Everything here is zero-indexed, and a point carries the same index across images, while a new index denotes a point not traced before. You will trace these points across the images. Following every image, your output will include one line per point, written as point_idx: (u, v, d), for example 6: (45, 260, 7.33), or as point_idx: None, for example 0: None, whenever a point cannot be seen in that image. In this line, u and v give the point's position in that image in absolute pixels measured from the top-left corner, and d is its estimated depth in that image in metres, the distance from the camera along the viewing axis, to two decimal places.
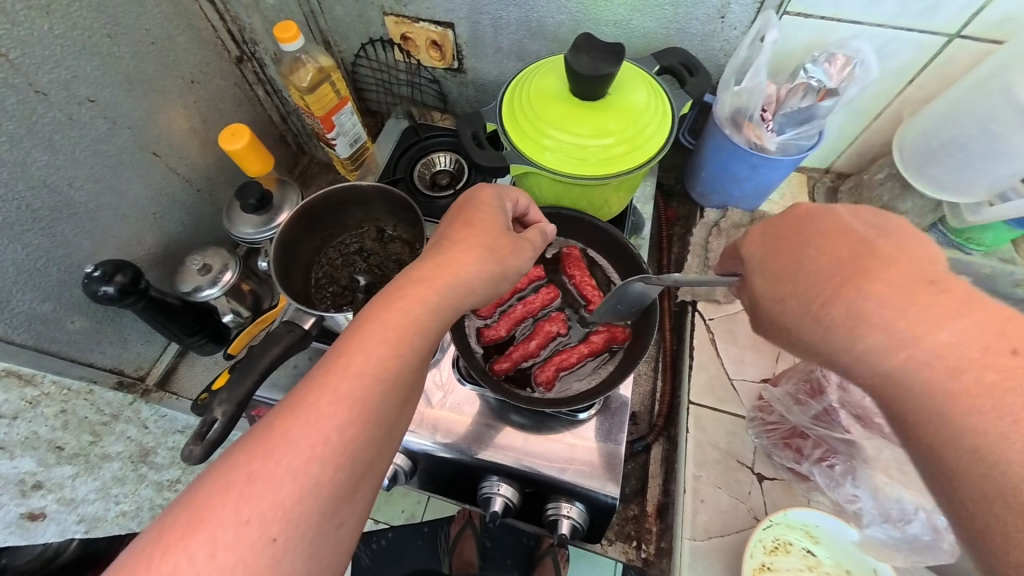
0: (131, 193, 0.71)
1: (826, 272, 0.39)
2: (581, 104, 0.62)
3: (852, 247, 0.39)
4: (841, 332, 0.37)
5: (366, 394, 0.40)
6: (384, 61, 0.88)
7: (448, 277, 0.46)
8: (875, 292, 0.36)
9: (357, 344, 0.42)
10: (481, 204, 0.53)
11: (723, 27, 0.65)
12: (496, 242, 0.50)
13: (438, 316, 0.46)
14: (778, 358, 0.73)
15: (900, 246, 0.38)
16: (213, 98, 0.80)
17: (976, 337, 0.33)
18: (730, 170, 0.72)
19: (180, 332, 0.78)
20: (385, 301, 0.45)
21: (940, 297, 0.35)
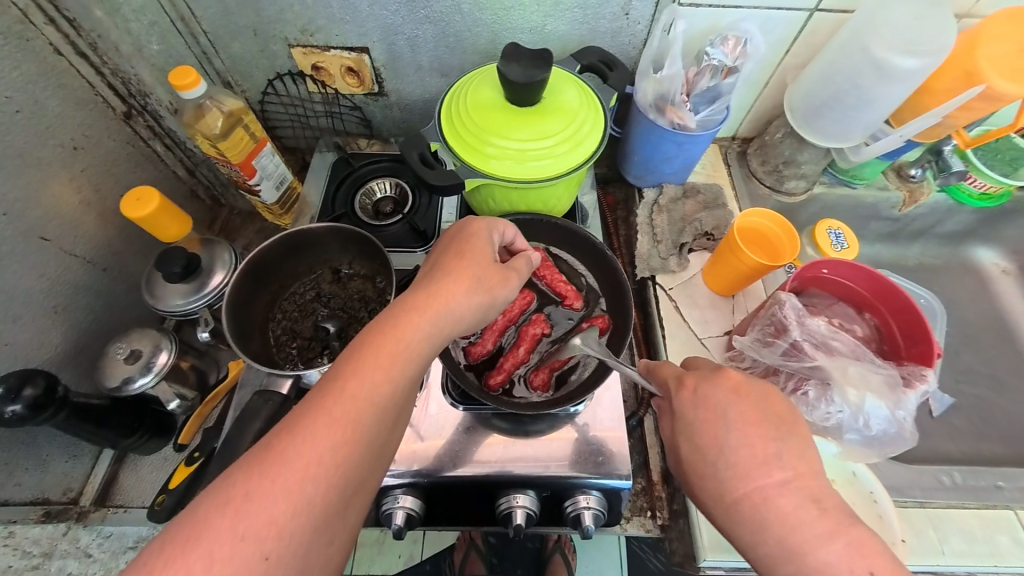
0: (22, 290, 0.60)
1: (739, 467, 0.44)
2: (519, 110, 0.63)
3: (760, 434, 0.45)
4: (747, 529, 0.43)
5: (360, 417, 0.41)
6: (297, 94, 0.83)
7: (440, 306, 0.47)
8: (775, 499, 0.42)
9: (352, 368, 0.42)
10: (473, 234, 0.53)
11: (629, 23, 0.71)
12: (485, 273, 0.50)
13: (430, 343, 0.46)
14: (734, 310, 0.78)
15: (797, 454, 0.44)
16: (103, 163, 0.69)
17: (854, 564, 0.38)
18: (659, 151, 0.77)
19: (115, 435, 0.67)
20: (383, 329, 0.44)
21: (828, 518, 0.40)
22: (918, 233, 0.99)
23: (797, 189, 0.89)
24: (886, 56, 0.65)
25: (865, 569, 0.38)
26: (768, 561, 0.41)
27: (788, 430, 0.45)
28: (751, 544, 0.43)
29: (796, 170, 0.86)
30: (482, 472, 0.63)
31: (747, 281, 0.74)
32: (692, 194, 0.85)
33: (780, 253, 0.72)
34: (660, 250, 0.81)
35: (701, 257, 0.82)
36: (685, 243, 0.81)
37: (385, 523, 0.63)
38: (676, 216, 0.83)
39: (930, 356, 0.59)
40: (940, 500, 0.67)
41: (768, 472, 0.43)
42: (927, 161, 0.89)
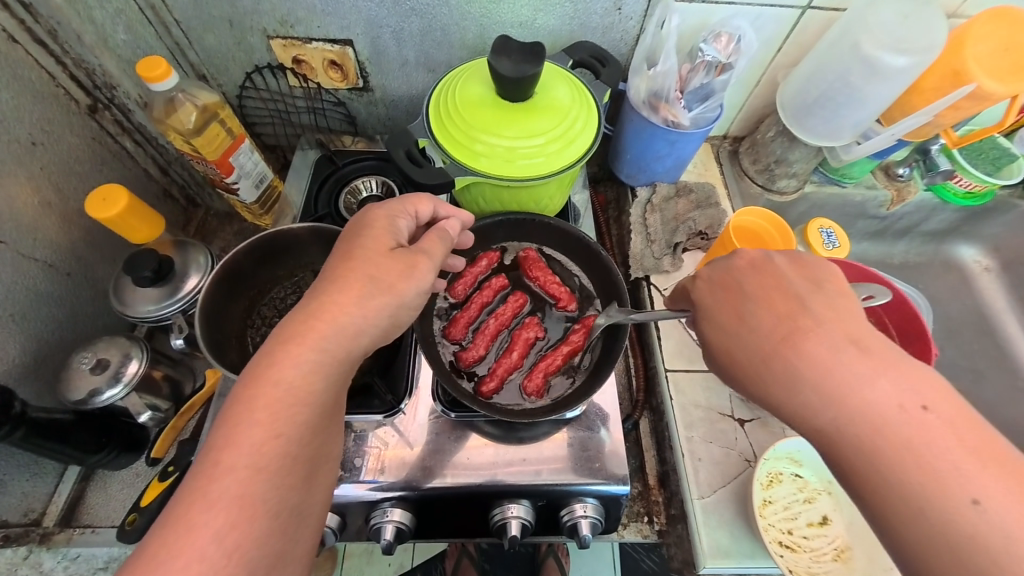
0: None
1: (757, 333, 0.42)
2: (509, 106, 0.61)
3: (785, 297, 0.42)
4: (781, 390, 0.39)
5: (248, 487, 0.36)
6: (277, 88, 0.79)
7: (323, 328, 0.42)
8: (801, 349, 0.39)
9: (227, 435, 0.37)
10: (364, 228, 0.48)
11: (620, 18, 0.70)
12: (378, 269, 0.45)
13: (322, 376, 0.41)
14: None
15: (832, 305, 0.41)
16: (65, 160, 0.65)
17: (904, 401, 0.35)
18: (652, 149, 0.75)
19: (79, 452, 0.62)
20: (257, 376, 0.40)
21: (867, 363, 0.37)
22: (904, 231, 1.00)
23: (788, 188, 0.89)
24: (876, 54, 0.65)
25: (920, 407, 0.35)
26: (807, 416, 0.38)
27: (821, 283, 0.43)
28: (787, 408, 0.39)
29: (787, 169, 0.85)
30: (473, 482, 0.60)
31: None
32: (685, 192, 0.83)
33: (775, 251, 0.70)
34: (654, 250, 0.79)
35: (694, 256, 0.81)
36: (679, 243, 0.80)
37: (375, 538, 0.60)
38: (668, 215, 0.81)
39: (928, 354, 0.58)
40: None
41: (788, 325, 0.40)
42: (914, 160, 0.90)
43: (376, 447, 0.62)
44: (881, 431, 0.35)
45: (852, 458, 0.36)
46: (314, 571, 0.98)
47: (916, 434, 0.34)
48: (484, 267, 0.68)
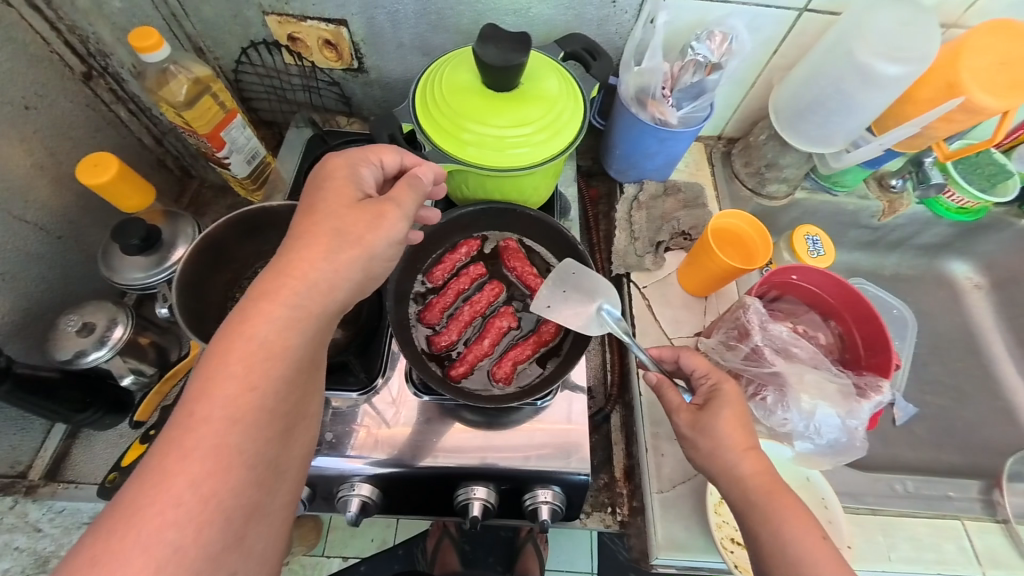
0: None
1: (732, 435, 0.48)
2: (495, 94, 0.61)
3: (739, 405, 0.51)
4: (741, 482, 0.46)
5: (223, 439, 0.38)
6: (272, 64, 0.81)
7: (294, 285, 0.43)
8: (756, 465, 0.47)
9: (200, 388, 0.39)
10: (326, 183, 0.49)
11: (616, 11, 0.70)
12: (346, 223, 0.46)
13: (297, 331, 0.43)
14: (706, 312, 0.72)
15: (743, 418, 0.50)
16: (59, 125, 0.66)
17: (792, 508, 0.44)
18: (641, 146, 0.74)
19: (64, 411, 0.63)
20: (227, 332, 0.41)
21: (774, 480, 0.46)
22: (896, 243, 1.00)
23: (778, 193, 0.88)
24: (870, 62, 0.64)
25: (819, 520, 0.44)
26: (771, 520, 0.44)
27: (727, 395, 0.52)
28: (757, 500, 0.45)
29: (778, 174, 0.85)
30: (431, 461, 0.61)
31: (721, 283, 0.69)
32: (673, 190, 0.79)
33: (753, 256, 0.69)
34: (636, 247, 0.75)
35: (677, 257, 0.76)
36: (662, 243, 0.75)
37: (343, 510, 0.62)
38: (655, 213, 0.77)
39: (888, 366, 0.58)
40: (890, 508, 0.67)
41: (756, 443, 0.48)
42: (909, 171, 0.89)
43: (351, 422, 0.63)
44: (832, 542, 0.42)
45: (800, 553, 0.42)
46: (297, 541, 1.03)
47: (823, 542, 0.42)
48: (464, 255, 0.69)
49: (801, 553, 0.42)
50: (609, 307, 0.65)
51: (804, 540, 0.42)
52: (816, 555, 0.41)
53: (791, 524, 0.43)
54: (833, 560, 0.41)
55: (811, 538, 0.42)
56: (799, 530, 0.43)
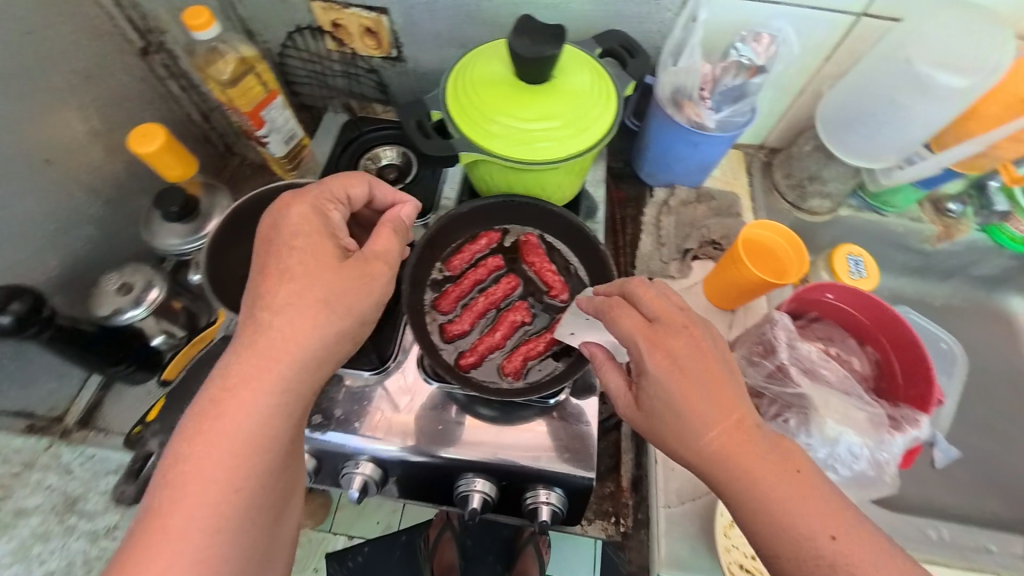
0: (20, 210, 0.60)
1: (692, 375, 0.44)
2: (525, 86, 0.60)
3: (700, 335, 0.46)
4: (696, 414, 0.43)
5: (209, 527, 0.40)
6: (316, 50, 0.84)
7: (273, 369, 0.43)
8: (704, 396, 0.43)
9: (182, 477, 0.40)
10: (289, 243, 0.47)
11: (657, 9, 0.67)
12: (334, 292, 0.46)
13: (281, 416, 0.44)
14: (731, 326, 0.69)
15: (692, 350, 0.45)
16: (116, 96, 0.70)
17: (745, 436, 0.42)
18: (673, 149, 0.72)
19: (97, 363, 0.67)
20: (204, 420, 0.41)
21: (773, 478, 0.41)
22: (949, 272, 0.92)
23: (821, 209, 0.83)
24: (931, 73, 0.59)
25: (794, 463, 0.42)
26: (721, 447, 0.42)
27: (689, 329, 0.46)
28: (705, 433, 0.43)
29: (820, 188, 0.80)
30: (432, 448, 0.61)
31: (747, 298, 0.66)
32: (705, 198, 0.76)
33: (785, 272, 0.65)
34: (662, 253, 0.73)
35: (704, 266, 0.73)
36: (689, 250, 0.72)
37: (345, 487, 0.63)
38: (684, 220, 0.74)
39: (927, 400, 0.53)
40: (917, 554, 0.62)
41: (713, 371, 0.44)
42: (969, 197, 0.83)
43: (360, 402, 0.63)
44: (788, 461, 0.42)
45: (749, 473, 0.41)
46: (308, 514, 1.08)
47: (777, 464, 0.41)
48: (483, 246, 0.66)
49: (756, 480, 0.41)
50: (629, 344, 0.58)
51: (761, 466, 0.41)
52: (766, 478, 0.41)
53: (742, 454, 0.42)
54: (783, 481, 0.41)
55: (760, 462, 0.41)
56: (752, 455, 0.42)
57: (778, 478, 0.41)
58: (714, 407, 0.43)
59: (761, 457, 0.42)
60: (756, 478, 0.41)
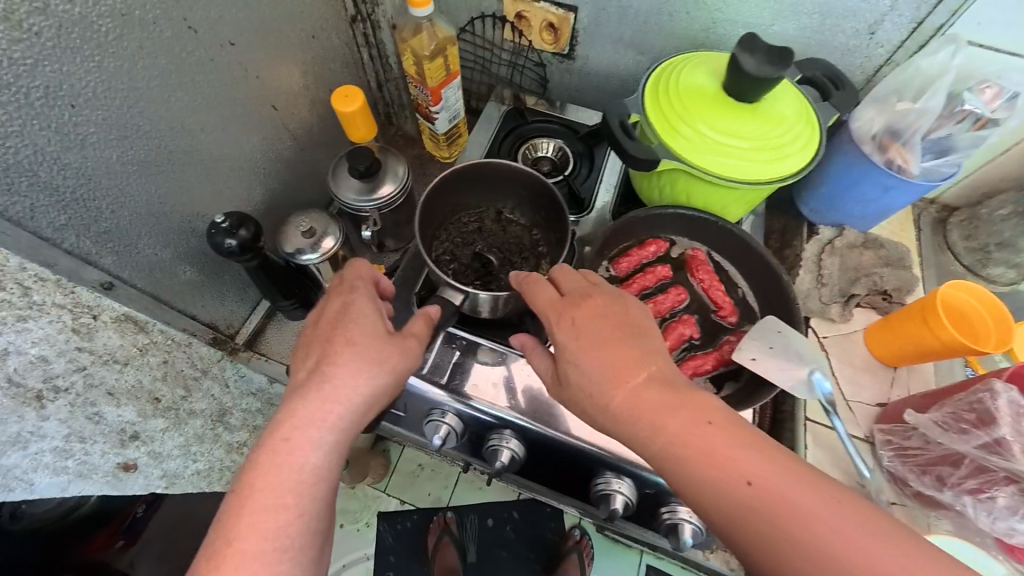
0: (248, 150, 0.64)
1: (603, 373, 0.44)
2: (731, 104, 0.60)
3: (616, 331, 0.46)
4: (646, 421, 0.42)
5: (249, 549, 0.40)
6: (490, 37, 0.87)
7: (344, 413, 0.46)
8: (637, 399, 0.43)
9: (277, 498, 0.42)
10: (349, 311, 0.50)
11: (868, 43, 0.66)
12: (355, 348, 0.48)
13: (332, 454, 0.45)
14: (893, 384, 0.65)
15: (638, 349, 0.45)
16: (326, 57, 0.74)
17: (717, 450, 0.39)
18: (858, 189, 0.68)
19: (275, 294, 0.71)
20: (312, 449, 0.45)
21: (719, 435, 0.40)
22: None
23: (1000, 279, 0.76)
24: None
25: (743, 477, 0.38)
26: (674, 455, 0.40)
27: (603, 322, 0.47)
28: (655, 442, 0.42)
29: (1007, 256, 0.73)
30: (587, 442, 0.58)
31: (923, 358, 0.62)
32: (874, 245, 0.72)
33: (980, 339, 0.59)
34: (822, 293, 0.70)
35: (866, 315, 0.70)
36: (855, 296, 0.69)
37: (487, 461, 0.61)
38: (849, 263, 0.71)
39: None
40: None
41: (642, 372, 0.44)
42: None
43: (516, 379, 0.61)
44: (777, 482, 0.38)
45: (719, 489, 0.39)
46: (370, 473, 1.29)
47: (761, 475, 0.38)
48: (652, 254, 0.63)
49: (725, 494, 0.38)
50: (822, 378, 0.50)
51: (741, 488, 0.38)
52: (733, 498, 0.38)
53: (706, 465, 0.39)
54: (742, 494, 0.38)
55: (719, 472, 0.39)
56: (719, 462, 0.39)
57: (752, 496, 0.38)
58: (687, 415, 0.41)
59: (725, 461, 0.39)
60: (721, 491, 0.38)
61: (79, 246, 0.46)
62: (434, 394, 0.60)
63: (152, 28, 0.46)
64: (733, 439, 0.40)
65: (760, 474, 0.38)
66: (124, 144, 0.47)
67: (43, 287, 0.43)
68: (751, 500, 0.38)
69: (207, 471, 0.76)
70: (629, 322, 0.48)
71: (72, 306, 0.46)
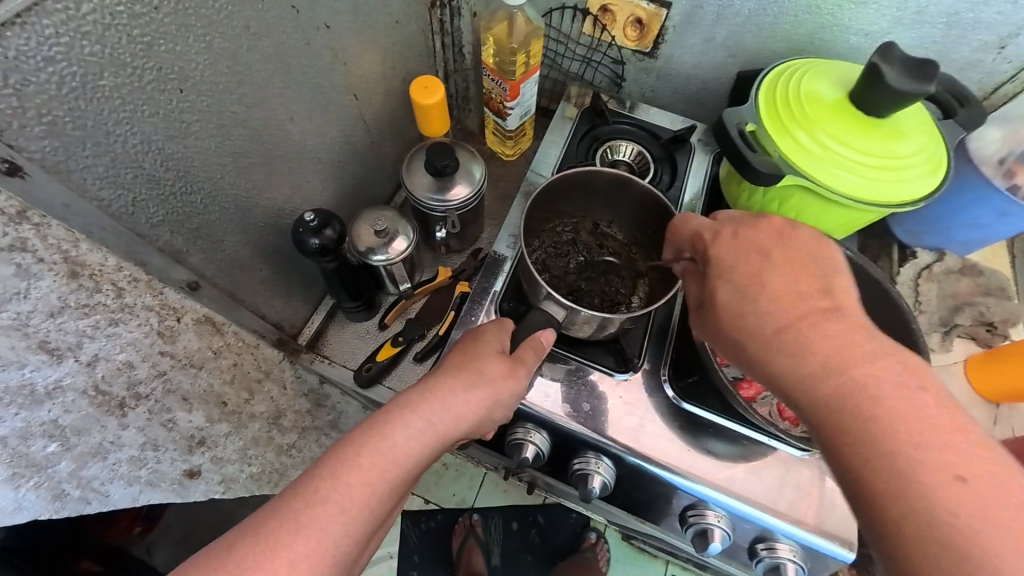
0: (329, 137, 0.61)
1: (779, 301, 0.40)
2: (861, 118, 0.54)
3: (812, 272, 0.41)
4: (794, 355, 0.38)
5: (323, 518, 0.37)
6: (566, 30, 0.81)
7: (444, 412, 0.43)
8: (808, 333, 0.39)
9: (364, 470, 0.39)
10: (485, 327, 0.50)
11: (996, 59, 0.63)
12: (479, 358, 0.46)
13: (421, 450, 0.42)
14: (995, 422, 0.62)
15: (830, 291, 0.41)
16: (405, 44, 0.70)
17: (901, 400, 0.35)
18: (969, 214, 0.64)
19: (343, 294, 0.71)
20: (408, 434, 0.42)
21: (893, 392, 0.36)
22: None
23: None
24: None
25: (908, 440, 0.34)
26: (837, 388, 0.36)
27: (788, 261, 0.42)
28: (808, 372, 0.38)
29: None
30: (688, 469, 0.53)
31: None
32: (972, 272, 0.68)
33: None
34: (918, 321, 0.67)
35: (964, 345, 0.67)
36: (956, 327, 0.66)
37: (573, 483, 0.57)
38: (946, 291, 0.68)
39: None
40: None
41: (822, 312, 0.39)
42: None
43: (609, 400, 0.56)
44: (948, 460, 0.33)
45: (871, 450, 0.35)
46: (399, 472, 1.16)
47: (943, 449, 0.34)
48: None
49: (895, 457, 0.34)
50: None
51: (905, 455, 0.34)
52: (907, 463, 0.34)
53: (877, 416, 0.35)
54: (918, 455, 0.34)
55: (893, 422, 0.35)
56: (890, 416, 0.35)
57: (929, 464, 0.33)
58: (869, 365, 0.37)
59: (903, 422, 0.34)
60: (881, 447, 0.34)
61: (169, 242, 0.44)
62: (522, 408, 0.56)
63: (259, 6, 0.42)
64: (915, 406, 0.35)
65: (944, 441, 0.34)
66: (223, 133, 0.45)
67: (135, 288, 0.39)
68: (927, 468, 0.33)
69: (259, 474, 0.67)
70: (818, 270, 0.42)
71: (159, 308, 0.43)
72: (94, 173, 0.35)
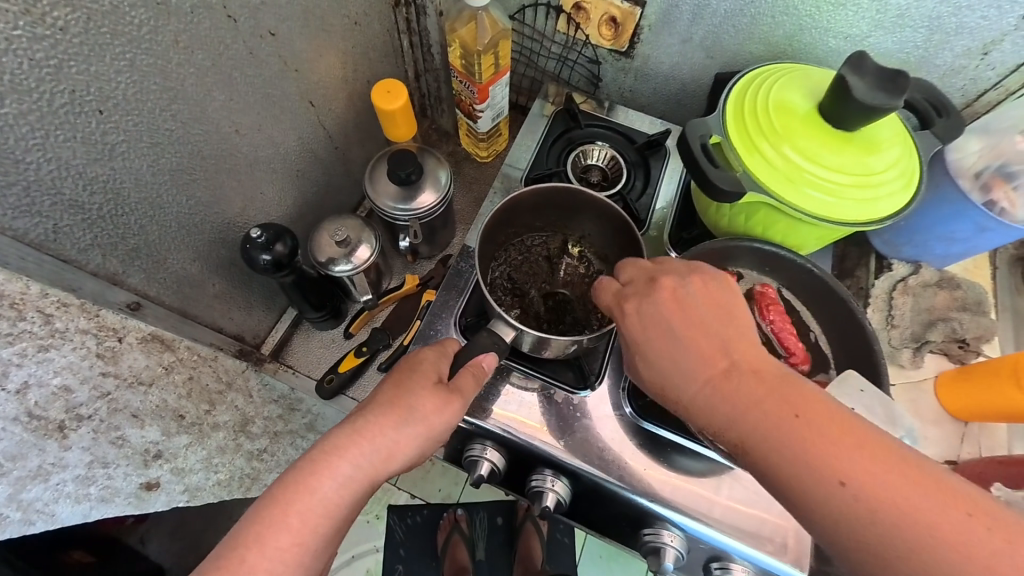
0: (284, 147, 0.60)
1: (690, 357, 0.40)
2: (828, 131, 0.52)
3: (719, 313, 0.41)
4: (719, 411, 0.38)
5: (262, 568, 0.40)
6: (541, 28, 0.78)
7: (377, 456, 0.44)
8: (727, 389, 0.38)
9: (297, 521, 0.42)
10: (417, 358, 0.48)
11: (979, 64, 0.60)
12: (407, 397, 0.45)
13: (353, 493, 0.44)
14: (964, 440, 0.61)
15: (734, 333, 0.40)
16: (367, 45, 0.67)
17: (818, 452, 0.34)
18: (947, 228, 0.62)
19: (307, 305, 0.71)
20: (340, 482, 0.43)
21: (809, 430, 0.35)
22: None
23: None
24: None
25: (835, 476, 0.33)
26: (759, 444, 0.36)
27: (708, 305, 0.41)
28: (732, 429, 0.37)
29: None
30: (642, 488, 0.53)
31: (997, 417, 0.58)
32: (950, 284, 0.66)
33: None
34: (891, 336, 0.65)
35: (939, 362, 0.65)
36: (930, 343, 0.64)
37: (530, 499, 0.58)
38: (922, 305, 0.66)
39: None
40: None
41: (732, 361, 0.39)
42: None
43: (565, 416, 0.56)
44: (882, 489, 0.33)
45: (809, 497, 0.34)
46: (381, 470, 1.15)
47: (878, 484, 0.33)
48: None
49: (829, 495, 0.34)
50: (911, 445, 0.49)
51: (843, 495, 0.33)
52: (841, 503, 0.33)
53: (801, 464, 0.34)
54: (856, 499, 0.33)
55: (819, 465, 0.34)
56: (813, 459, 0.34)
57: (866, 496, 0.33)
58: (787, 418, 0.36)
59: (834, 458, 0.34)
60: (816, 495, 0.34)
61: (105, 265, 0.44)
62: (478, 427, 0.56)
63: (188, 19, 0.41)
64: (842, 436, 0.35)
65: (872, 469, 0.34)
66: (156, 152, 0.44)
67: (66, 313, 0.39)
68: (867, 505, 0.33)
69: (228, 480, 0.68)
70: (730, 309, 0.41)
71: (97, 330, 0.42)
72: (8, 205, 0.35)
